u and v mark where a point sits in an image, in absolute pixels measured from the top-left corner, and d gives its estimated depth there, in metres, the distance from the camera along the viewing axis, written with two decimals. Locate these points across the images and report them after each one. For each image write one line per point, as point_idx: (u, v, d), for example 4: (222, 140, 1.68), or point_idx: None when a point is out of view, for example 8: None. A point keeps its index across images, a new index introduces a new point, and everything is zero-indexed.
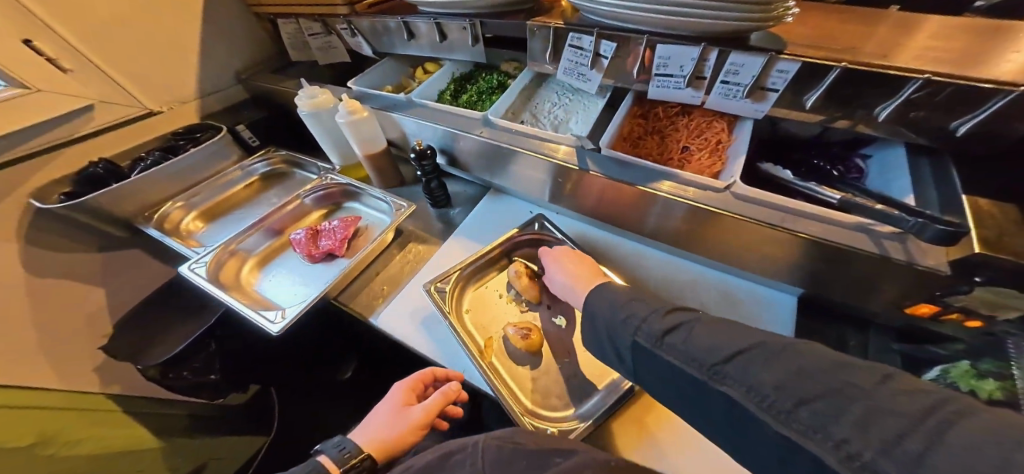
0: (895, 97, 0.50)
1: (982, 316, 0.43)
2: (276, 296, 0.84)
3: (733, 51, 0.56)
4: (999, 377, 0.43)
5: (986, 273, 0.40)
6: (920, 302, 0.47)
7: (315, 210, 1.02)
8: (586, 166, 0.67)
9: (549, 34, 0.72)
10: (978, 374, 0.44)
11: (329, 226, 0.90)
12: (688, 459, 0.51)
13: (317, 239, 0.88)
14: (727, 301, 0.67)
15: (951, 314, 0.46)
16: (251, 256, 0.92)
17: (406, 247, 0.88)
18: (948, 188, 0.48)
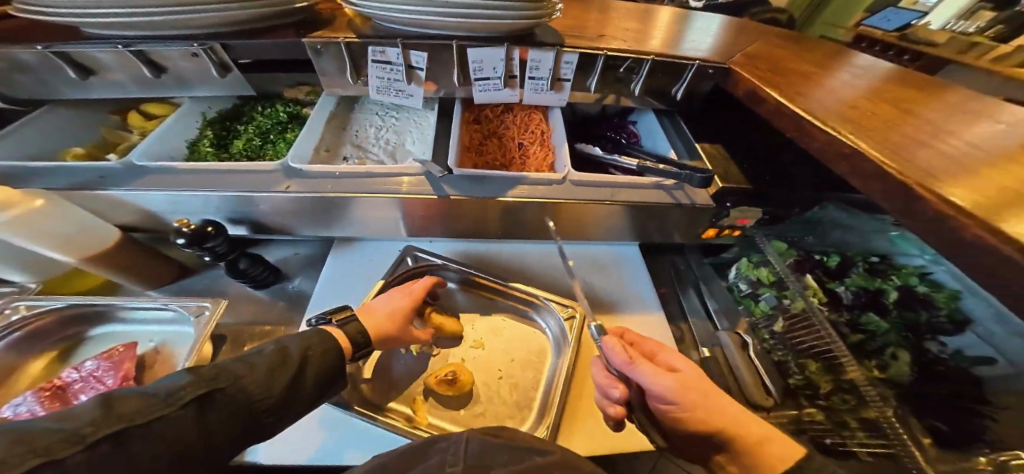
0: (640, 74, 0.68)
1: (738, 225, 0.69)
2: None
3: (530, 49, 0.61)
4: (765, 265, 0.68)
5: (731, 197, 0.63)
6: (708, 228, 0.69)
7: (28, 363, 0.57)
8: (445, 193, 0.62)
9: (340, 51, 0.61)
10: (754, 266, 0.70)
11: (80, 374, 0.51)
12: None
13: (67, 399, 0.49)
14: (602, 268, 0.76)
15: (726, 230, 0.71)
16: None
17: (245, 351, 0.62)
18: (689, 142, 0.71)
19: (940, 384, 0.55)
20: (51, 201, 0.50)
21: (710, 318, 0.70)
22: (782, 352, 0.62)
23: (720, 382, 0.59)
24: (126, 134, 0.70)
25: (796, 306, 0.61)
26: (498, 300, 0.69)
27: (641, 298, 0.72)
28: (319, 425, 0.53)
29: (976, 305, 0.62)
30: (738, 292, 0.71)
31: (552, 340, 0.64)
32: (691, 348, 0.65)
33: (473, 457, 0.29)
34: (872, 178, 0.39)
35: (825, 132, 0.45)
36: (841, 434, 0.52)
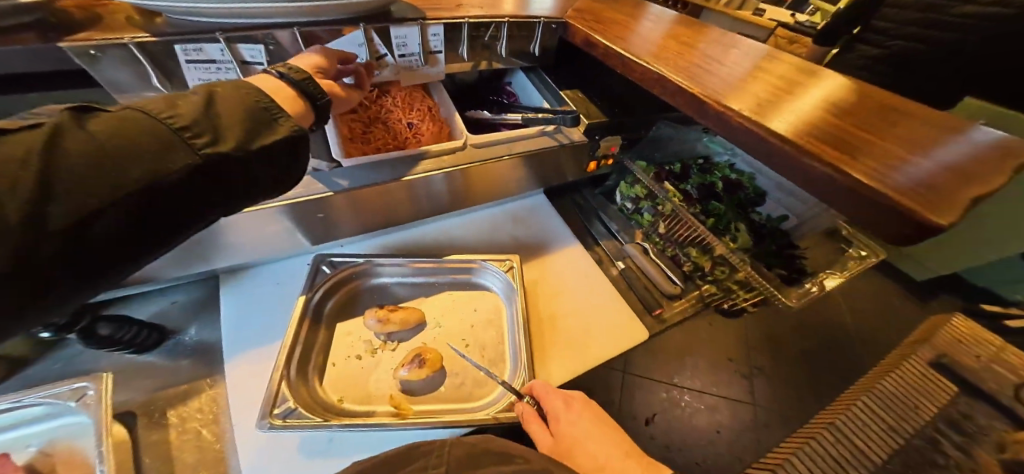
0: (501, 37, 0.73)
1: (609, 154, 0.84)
2: None
3: (390, 26, 0.58)
4: (637, 183, 0.86)
5: (597, 132, 0.77)
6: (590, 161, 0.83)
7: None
8: (343, 188, 0.59)
9: (132, 53, 0.48)
10: (630, 186, 0.87)
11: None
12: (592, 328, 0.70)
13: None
14: (518, 220, 0.85)
15: (602, 160, 0.86)
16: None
17: (169, 419, 0.53)
18: (553, 90, 0.81)
19: (765, 241, 0.82)
20: None
21: (615, 235, 0.88)
22: (672, 249, 0.82)
23: (637, 282, 0.80)
24: None
25: (664, 208, 0.81)
26: (439, 276, 0.70)
27: (559, 236, 0.84)
28: (300, 455, 0.52)
29: (763, 180, 0.91)
30: (626, 210, 0.89)
31: (502, 295, 0.70)
32: (609, 265, 0.82)
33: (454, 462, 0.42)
34: (678, 97, 0.54)
35: (641, 67, 0.59)
36: (731, 295, 0.78)
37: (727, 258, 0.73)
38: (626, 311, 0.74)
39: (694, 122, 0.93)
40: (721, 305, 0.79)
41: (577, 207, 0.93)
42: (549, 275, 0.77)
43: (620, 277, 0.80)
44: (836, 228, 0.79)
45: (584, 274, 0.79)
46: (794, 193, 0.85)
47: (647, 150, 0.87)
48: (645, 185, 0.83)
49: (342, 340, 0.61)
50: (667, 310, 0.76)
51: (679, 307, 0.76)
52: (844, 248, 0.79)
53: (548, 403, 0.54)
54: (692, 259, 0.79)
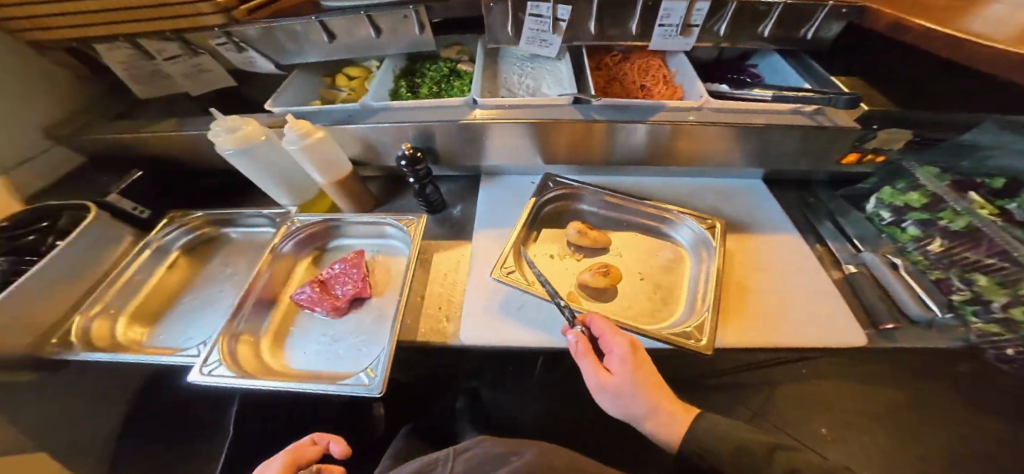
0: (769, 17, 0.69)
1: (882, 148, 0.71)
2: (319, 366, 0.66)
3: (663, 1, 0.67)
4: (914, 189, 0.68)
5: (876, 120, 0.67)
6: (849, 152, 0.72)
7: (300, 262, 0.82)
8: (593, 117, 0.73)
9: (507, 8, 0.74)
10: (901, 192, 0.70)
11: (334, 272, 0.77)
12: (789, 317, 0.62)
13: (330, 289, 0.75)
14: (725, 195, 0.83)
15: (868, 155, 0.73)
16: (261, 337, 0.70)
17: (433, 261, 0.82)
18: (821, 75, 0.72)
19: None
20: (326, 135, 0.71)
21: (851, 242, 0.72)
22: (947, 272, 0.61)
23: (869, 293, 0.63)
24: (336, 92, 0.91)
25: (959, 223, 0.61)
26: (633, 217, 0.79)
27: (772, 222, 0.77)
28: (500, 308, 0.71)
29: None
30: (881, 220, 0.72)
31: (686, 249, 0.73)
32: (832, 268, 0.70)
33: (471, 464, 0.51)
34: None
35: (989, 47, 0.48)
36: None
37: None
38: (841, 316, 0.62)
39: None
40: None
41: (805, 204, 0.81)
42: (750, 252, 0.72)
43: (844, 283, 0.67)
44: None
45: (793, 266, 0.70)
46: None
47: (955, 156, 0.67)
48: (932, 189, 0.65)
49: (545, 240, 0.79)
50: (903, 330, 0.58)
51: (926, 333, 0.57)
52: None
53: (615, 350, 0.52)
54: (982, 287, 0.56)
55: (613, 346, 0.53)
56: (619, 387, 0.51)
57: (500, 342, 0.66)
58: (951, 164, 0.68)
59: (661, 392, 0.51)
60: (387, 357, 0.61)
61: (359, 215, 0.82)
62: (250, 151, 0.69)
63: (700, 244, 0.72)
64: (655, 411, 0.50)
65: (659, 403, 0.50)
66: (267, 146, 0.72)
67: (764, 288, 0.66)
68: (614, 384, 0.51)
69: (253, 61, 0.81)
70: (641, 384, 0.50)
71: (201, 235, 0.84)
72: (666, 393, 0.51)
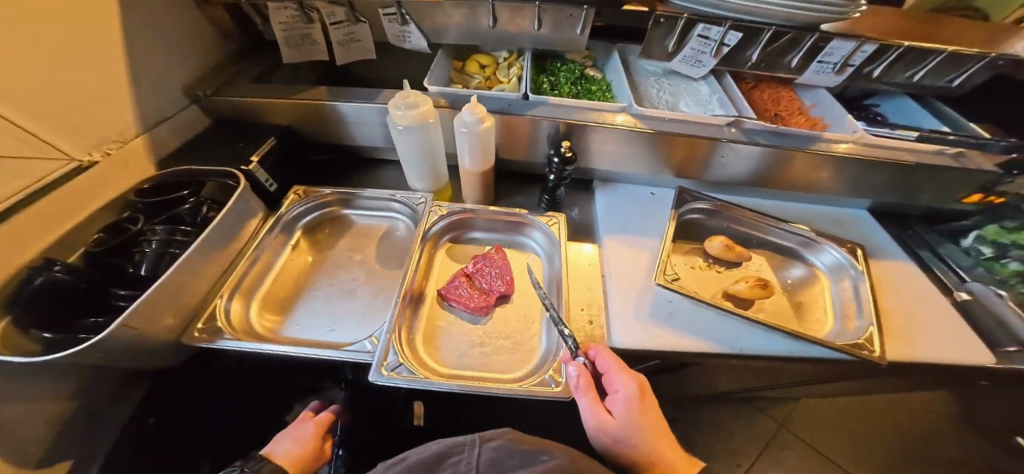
0: (922, 64, 0.73)
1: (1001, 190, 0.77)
2: (481, 366, 0.63)
3: (834, 37, 0.71)
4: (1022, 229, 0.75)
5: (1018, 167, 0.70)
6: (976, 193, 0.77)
7: (438, 252, 0.78)
8: (757, 141, 0.76)
9: (677, 23, 0.76)
10: (1006, 231, 0.77)
11: (476, 267, 0.74)
12: (925, 337, 0.67)
13: (476, 284, 0.72)
14: (842, 224, 0.87)
15: (990, 196, 0.79)
16: (414, 333, 0.66)
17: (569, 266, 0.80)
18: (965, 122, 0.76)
19: None
20: (491, 124, 0.69)
21: (955, 271, 0.79)
22: None
23: (987, 318, 0.69)
24: (467, 79, 0.89)
25: None
26: (763, 235, 0.84)
27: (889, 252, 0.82)
28: (651, 314, 0.71)
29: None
30: (983, 255, 0.78)
31: (824, 270, 0.78)
32: (945, 293, 0.75)
33: (486, 464, 0.39)
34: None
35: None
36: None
37: None
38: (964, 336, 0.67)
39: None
40: None
41: (905, 236, 0.87)
42: (881, 277, 0.77)
43: (959, 309, 0.72)
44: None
45: (915, 291, 0.75)
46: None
47: None
48: None
49: (679, 248, 0.81)
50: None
51: None
52: None
53: (621, 389, 0.53)
54: None
55: (618, 385, 0.54)
56: (618, 425, 0.51)
57: (658, 346, 0.67)
58: None
59: (651, 443, 0.51)
60: (566, 358, 0.60)
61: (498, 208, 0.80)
62: (419, 131, 0.65)
63: (839, 268, 0.77)
64: (657, 460, 0.50)
65: (661, 449, 0.51)
66: (432, 129, 0.67)
67: (897, 308, 0.72)
68: (622, 432, 0.51)
69: (408, 36, 0.77)
70: (645, 429, 0.51)
71: (327, 212, 0.79)
72: (661, 431, 0.53)
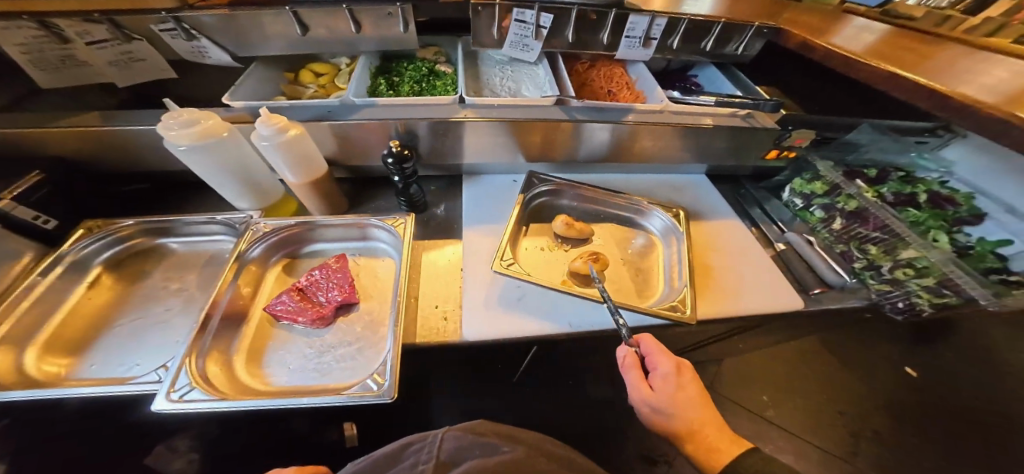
0: (710, 34, 0.85)
1: (794, 146, 0.88)
2: (304, 380, 0.58)
3: (630, 14, 0.79)
4: (817, 180, 0.86)
5: (791, 123, 0.84)
6: (771, 149, 0.89)
7: (270, 271, 0.73)
8: (575, 117, 0.79)
9: (494, 12, 0.78)
10: (806, 182, 0.87)
11: (312, 280, 0.69)
12: (745, 294, 0.72)
13: (311, 298, 0.67)
14: (677, 188, 0.95)
15: (784, 151, 0.90)
16: (232, 355, 0.61)
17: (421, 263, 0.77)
18: (751, 82, 0.88)
19: (974, 258, 0.74)
20: (302, 133, 0.65)
21: (777, 223, 0.88)
22: (842, 244, 0.79)
23: (799, 265, 0.78)
24: (302, 90, 0.84)
25: (854, 206, 0.80)
26: (607, 210, 0.87)
27: (720, 211, 0.91)
28: (498, 303, 0.71)
29: (984, 201, 0.85)
30: (793, 205, 0.89)
31: (659, 235, 0.83)
32: (767, 247, 0.84)
33: (447, 453, 0.43)
34: (918, 94, 0.58)
35: (868, 65, 0.66)
36: (911, 296, 0.69)
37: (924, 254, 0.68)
38: (783, 282, 0.75)
39: (909, 133, 0.89)
40: (898, 305, 0.70)
41: (738, 194, 0.97)
42: (708, 237, 0.84)
43: (779, 259, 0.81)
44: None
45: (738, 243, 0.84)
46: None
47: (836, 151, 0.88)
48: (833, 179, 0.83)
49: (529, 235, 0.82)
50: (827, 293, 0.73)
51: (844, 295, 0.73)
52: None
53: (658, 367, 0.55)
54: (868, 255, 0.75)
55: (658, 365, 0.55)
56: (648, 399, 0.53)
57: (503, 334, 0.66)
58: (836, 157, 0.88)
59: (693, 412, 0.53)
60: (394, 358, 0.56)
61: (336, 215, 0.75)
62: (212, 148, 0.61)
63: (669, 230, 0.82)
64: (700, 429, 0.53)
65: (710, 419, 0.54)
66: (230, 143, 0.62)
67: (720, 265, 0.78)
68: (649, 402, 0.54)
69: (207, 53, 0.72)
70: (669, 400, 0.53)
71: (132, 247, 0.73)
72: (692, 392, 0.54)
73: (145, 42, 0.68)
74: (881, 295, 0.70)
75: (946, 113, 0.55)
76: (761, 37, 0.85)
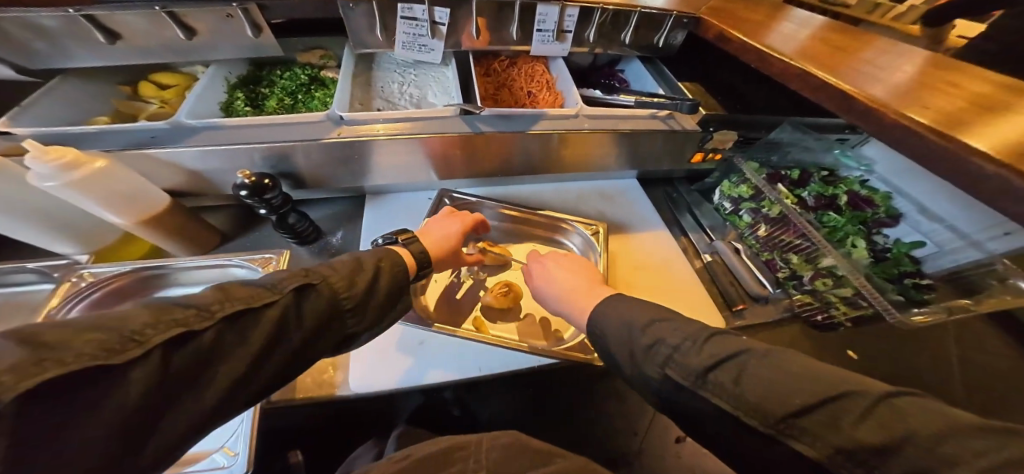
0: (626, 26, 0.80)
1: (719, 148, 0.84)
2: None
3: (538, 3, 0.70)
4: (743, 182, 0.82)
5: (713, 123, 0.78)
6: (696, 152, 0.84)
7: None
8: (480, 129, 0.68)
9: (371, 7, 0.65)
10: (734, 186, 0.83)
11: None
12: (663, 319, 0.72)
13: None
14: (607, 198, 0.89)
15: (710, 154, 0.86)
16: None
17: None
18: (673, 80, 0.84)
19: (885, 263, 0.75)
20: (110, 163, 0.53)
21: (705, 231, 0.87)
22: (767, 252, 0.77)
23: (723, 278, 0.78)
24: (142, 104, 0.72)
25: (776, 213, 0.75)
26: (529, 229, 0.80)
27: (648, 220, 0.87)
28: (399, 349, 0.64)
29: (902, 203, 0.83)
30: (723, 209, 0.86)
31: (580, 255, 0.77)
32: (694, 257, 0.84)
33: (492, 460, 0.55)
34: (824, 93, 0.53)
35: (780, 62, 0.60)
36: (829, 308, 0.69)
37: (840, 268, 0.65)
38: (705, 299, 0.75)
39: (827, 131, 0.85)
40: (818, 318, 0.72)
41: (671, 201, 0.94)
42: (633, 251, 0.81)
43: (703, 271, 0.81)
44: (991, 267, 0.68)
45: (663, 257, 0.81)
46: (942, 220, 0.77)
47: (762, 152, 0.83)
48: (755, 184, 0.79)
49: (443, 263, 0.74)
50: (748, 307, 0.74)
51: (760, 306, 0.74)
52: (991, 281, 0.68)
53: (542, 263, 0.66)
54: (790, 265, 0.73)
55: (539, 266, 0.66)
56: (537, 284, 0.64)
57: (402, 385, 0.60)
58: (761, 159, 0.84)
59: (578, 283, 0.60)
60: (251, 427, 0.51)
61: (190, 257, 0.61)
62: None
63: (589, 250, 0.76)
64: (572, 296, 0.59)
65: (584, 305, 0.57)
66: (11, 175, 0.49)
67: (643, 285, 0.75)
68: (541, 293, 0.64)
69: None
70: (555, 289, 0.61)
71: None
72: (574, 282, 0.60)
73: None
74: (798, 306, 0.73)
75: (847, 115, 0.51)
76: (684, 28, 0.81)
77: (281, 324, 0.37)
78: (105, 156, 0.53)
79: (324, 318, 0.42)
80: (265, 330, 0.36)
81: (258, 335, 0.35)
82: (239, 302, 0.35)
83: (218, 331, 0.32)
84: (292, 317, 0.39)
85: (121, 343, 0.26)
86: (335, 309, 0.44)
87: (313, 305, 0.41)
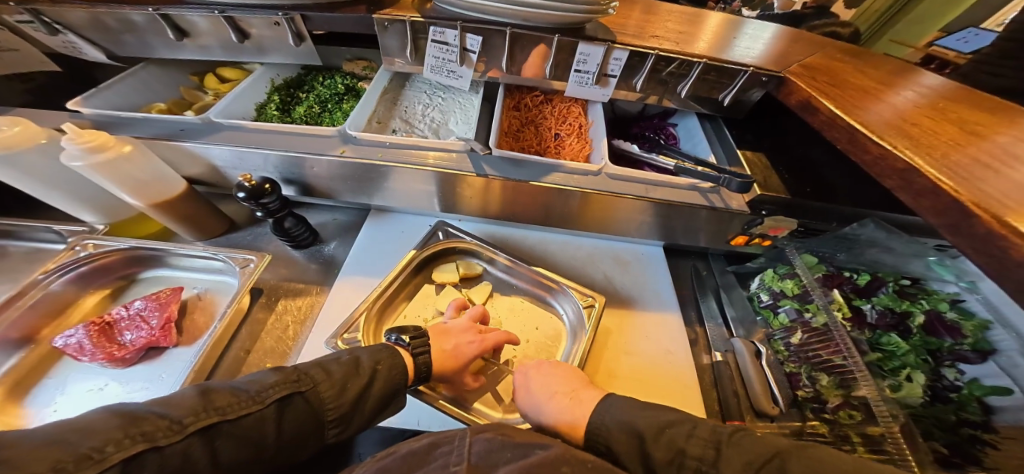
0: (687, 77, 0.68)
1: (769, 235, 0.68)
2: None
3: (579, 42, 0.63)
4: (791, 277, 0.66)
5: (766, 206, 0.63)
6: (738, 235, 0.69)
7: (85, 298, 0.66)
8: (485, 172, 0.65)
9: (405, 29, 0.64)
10: (779, 278, 0.67)
11: (128, 312, 0.59)
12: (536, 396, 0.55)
13: (114, 335, 0.57)
14: (620, 262, 0.80)
15: (756, 239, 0.70)
16: None
17: (277, 306, 0.67)
18: (725, 145, 0.71)
19: (943, 406, 0.51)
20: (137, 150, 0.57)
21: (726, 324, 0.70)
22: (794, 363, 0.61)
23: (727, 385, 0.62)
24: (200, 94, 0.80)
25: (822, 326, 0.58)
26: (521, 281, 0.73)
27: (658, 298, 0.75)
28: None
29: (1003, 337, 0.49)
30: (757, 301, 0.70)
31: (568, 326, 0.68)
32: (703, 352, 0.68)
33: (478, 457, 0.35)
34: (933, 205, 0.38)
35: (879, 146, 0.45)
36: (841, 447, 0.53)
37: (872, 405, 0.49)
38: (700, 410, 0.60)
39: (921, 234, 0.61)
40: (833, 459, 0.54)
41: (699, 280, 0.79)
42: (631, 333, 0.70)
43: (710, 372, 0.65)
44: None
45: (667, 349, 0.68)
46: None
47: (824, 247, 0.63)
48: (805, 285, 0.63)
49: (417, 297, 0.69)
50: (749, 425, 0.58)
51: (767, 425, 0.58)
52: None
53: (530, 379, 0.52)
54: (818, 387, 0.57)
55: (531, 390, 0.51)
56: (524, 395, 0.51)
57: None
58: (823, 256, 0.64)
59: (560, 383, 0.50)
60: None
61: (192, 244, 0.66)
62: (14, 156, 0.54)
63: (577, 323, 0.66)
64: (577, 391, 0.49)
65: (587, 403, 0.47)
66: (47, 153, 0.58)
67: (622, 373, 0.64)
68: (567, 418, 0.47)
69: (77, 47, 0.69)
70: (552, 396, 0.49)
71: None
72: (564, 375, 0.52)
73: (9, 29, 0.66)
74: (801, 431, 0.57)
75: (962, 241, 0.35)
76: (756, 89, 0.67)
77: (262, 436, 0.39)
78: (133, 145, 0.58)
79: (313, 423, 0.43)
80: (241, 435, 0.38)
81: (231, 448, 0.37)
82: (215, 413, 0.37)
83: (188, 445, 0.35)
84: (270, 432, 0.40)
85: (77, 461, 0.29)
86: (318, 418, 0.44)
87: (295, 415, 0.42)
